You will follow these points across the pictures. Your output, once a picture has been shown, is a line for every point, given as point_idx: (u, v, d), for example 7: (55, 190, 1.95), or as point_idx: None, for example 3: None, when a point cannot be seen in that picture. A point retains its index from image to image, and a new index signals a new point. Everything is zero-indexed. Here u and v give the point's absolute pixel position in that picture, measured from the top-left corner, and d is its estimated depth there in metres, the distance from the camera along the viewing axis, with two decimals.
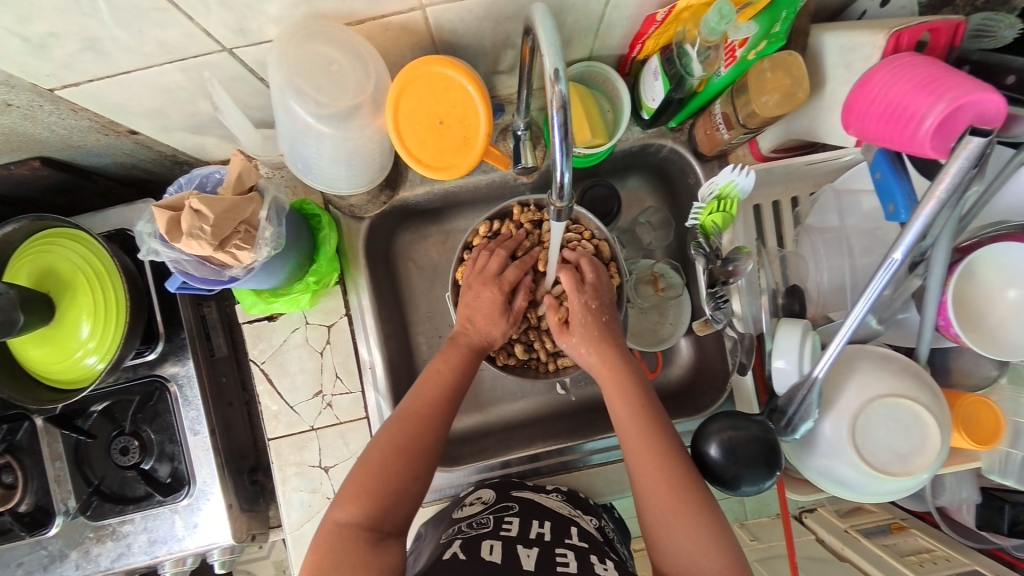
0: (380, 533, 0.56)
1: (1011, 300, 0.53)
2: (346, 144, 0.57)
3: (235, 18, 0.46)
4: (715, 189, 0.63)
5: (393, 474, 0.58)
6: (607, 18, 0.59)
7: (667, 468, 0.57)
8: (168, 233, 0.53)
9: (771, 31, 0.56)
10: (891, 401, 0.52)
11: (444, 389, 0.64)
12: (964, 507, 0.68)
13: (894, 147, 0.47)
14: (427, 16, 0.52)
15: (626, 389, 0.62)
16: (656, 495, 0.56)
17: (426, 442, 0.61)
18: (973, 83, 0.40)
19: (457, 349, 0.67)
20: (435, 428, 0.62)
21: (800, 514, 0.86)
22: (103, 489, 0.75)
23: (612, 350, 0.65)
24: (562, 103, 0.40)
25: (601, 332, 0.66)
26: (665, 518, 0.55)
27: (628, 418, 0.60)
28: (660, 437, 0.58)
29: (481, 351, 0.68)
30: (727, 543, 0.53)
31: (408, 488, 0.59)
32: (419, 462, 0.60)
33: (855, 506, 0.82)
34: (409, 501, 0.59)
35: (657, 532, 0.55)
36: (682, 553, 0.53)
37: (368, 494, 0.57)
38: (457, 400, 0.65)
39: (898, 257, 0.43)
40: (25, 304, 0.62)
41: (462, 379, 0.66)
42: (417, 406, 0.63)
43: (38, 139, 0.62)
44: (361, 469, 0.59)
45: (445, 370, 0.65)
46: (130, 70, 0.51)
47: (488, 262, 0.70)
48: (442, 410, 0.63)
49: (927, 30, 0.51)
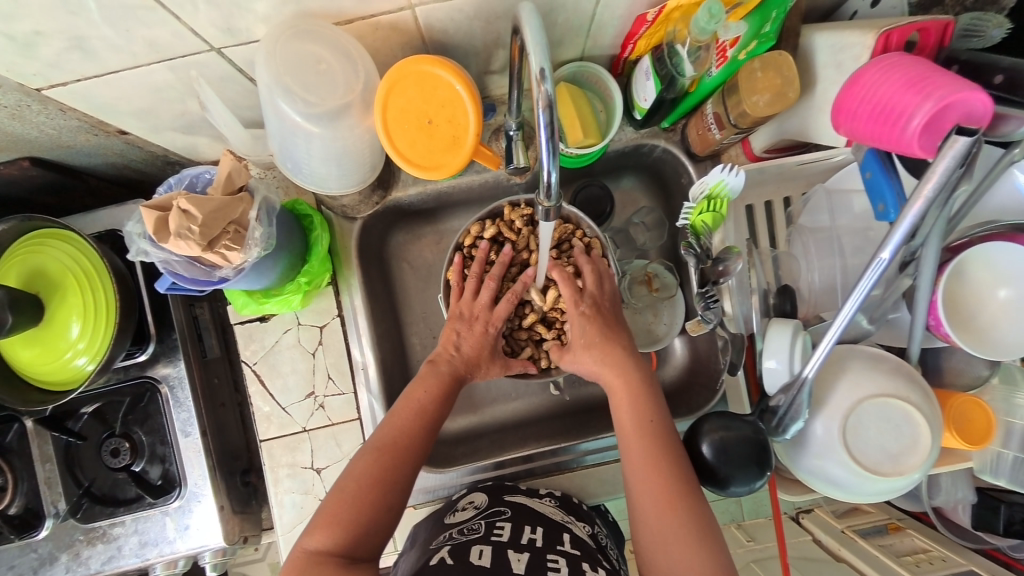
0: (351, 558, 0.55)
1: (1002, 300, 0.53)
2: (336, 144, 0.56)
3: (222, 17, 0.46)
4: (705, 189, 0.63)
5: (366, 503, 0.57)
6: (598, 18, 0.59)
7: (662, 466, 0.56)
8: (157, 234, 0.53)
9: (761, 31, 0.56)
10: (882, 401, 0.52)
11: (420, 418, 0.63)
12: (959, 507, 0.68)
13: (883, 146, 0.47)
14: (417, 16, 0.52)
15: (632, 388, 0.62)
16: (646, 491, 0.55)
17: (402, 471, 0.60)
18: (961, 82, 0.40)
19: (435, 375, 0.67)
20: (413, 457, 0.61)
21: (796, 515, 0.86)
22: (93, 491, 0.74)
23: (620, 353, 0.65)
24: (548, 103, 0.40)
25: (604, 330, 0.66)
26: (652, 515, 0.54)
27: (631, 416, 0.60)
28: (661, 436, 0.58)
29: (461, 379, 0.68)
30: (714, 551, 0.52)
31: (380, 518, 0.57)
32: (393, 492, 0.59)
33: (852, 507, 0.83)
34: (381, 530, 0.57)
35: (643, 530, 0.55)
36: (666, 553, 0.53)
37: (340, 522, 0.56)
38: (434, 428, 0.64)
39: (886, 256, 0.42)
40: (14, 305, 0.61)
41: (441, 407, 0.65)
42: (394, 435, 0.62)
43: (27, 138, 0.61)
44: (335, 494, 0.58)
45: (424, 399, 0.64)
46: (118, 69, 0.51)
47: (478, 291, 0.71)
48: (419, 438, 0.62)
49: (916, 29, 0.51)
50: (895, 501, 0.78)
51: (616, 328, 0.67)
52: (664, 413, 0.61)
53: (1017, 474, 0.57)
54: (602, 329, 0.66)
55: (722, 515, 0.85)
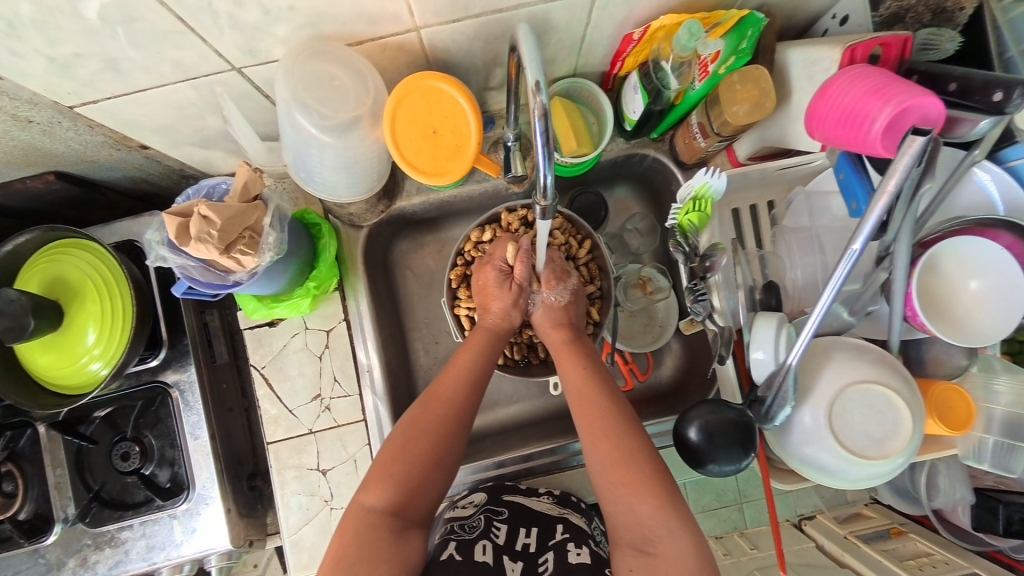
0: (404, 520, 0.57)
1: (974, 290, 0.57)
2: (347, 153, 0.61)
3: (245, 39, 0.51)
4: (691, 190, 0.66)
5: (418, 457, 0.59)
6: (589, 37, 0.64)
7: (606, 421, 0.60)
8: (178, 238, 0.57)
9: (739, 48, 0.61)
10: (865, 387, 0.55)
11: (469, 377, 0.65)
12: (958, 508, 0.69)
13: (853, 148, 0.51)
14: (422, 37, 0.57)
15: (577, 357, 0.66)
16: (598, 449, 0.59)
17: (454, 430, 0.61)
18: (916, 88, 0.45)
19: (480, 333, 0.70)
20: (463, 416, 0.63)
21: (800, 523, 0.87)
22: (103, 495, 0.76)
23: (567, 328, 0.70)
24: (543, 111, 0.44)
25: (561, 311, 0.71)
26: (605, 469, 0.58)
27: (575, 383, 0.64)
28: (602, 390, 0.63)
29: (502, 335, 0.71)
30: (662, 492, 0.56)
31: (431, 478, 0.59)
32: (448, 449, 0.60)
33: (855, 513, 0.86)
34: (430, 492, 0.59)
35: (601, 487, 0.59)
36: (621, 501, 0.56)
37: (392, 478, 0.58)
38: (481, 387, 0.65)
39: (857, 247, 0.46)
40: (36, 310, 0.64)
41: (486, 365, 0.67)
42: (444, 391, 0.63)
43: (55, 153, 0.65)
44: (385, 453, 0.59)
45: (470, 358, 0.66)
46: (146, 88, 0.55)
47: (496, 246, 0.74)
48: (467, 397, 0.63)
49: (879, 44, 0.56)
50: (896, 506, 0.80)
51: (570, 306, 0.72)
52: (608, 379, 0.65)
53: (999, 458, 0.59)
54: (553, 314, 0.71)
55: (725, 523, 0.87)
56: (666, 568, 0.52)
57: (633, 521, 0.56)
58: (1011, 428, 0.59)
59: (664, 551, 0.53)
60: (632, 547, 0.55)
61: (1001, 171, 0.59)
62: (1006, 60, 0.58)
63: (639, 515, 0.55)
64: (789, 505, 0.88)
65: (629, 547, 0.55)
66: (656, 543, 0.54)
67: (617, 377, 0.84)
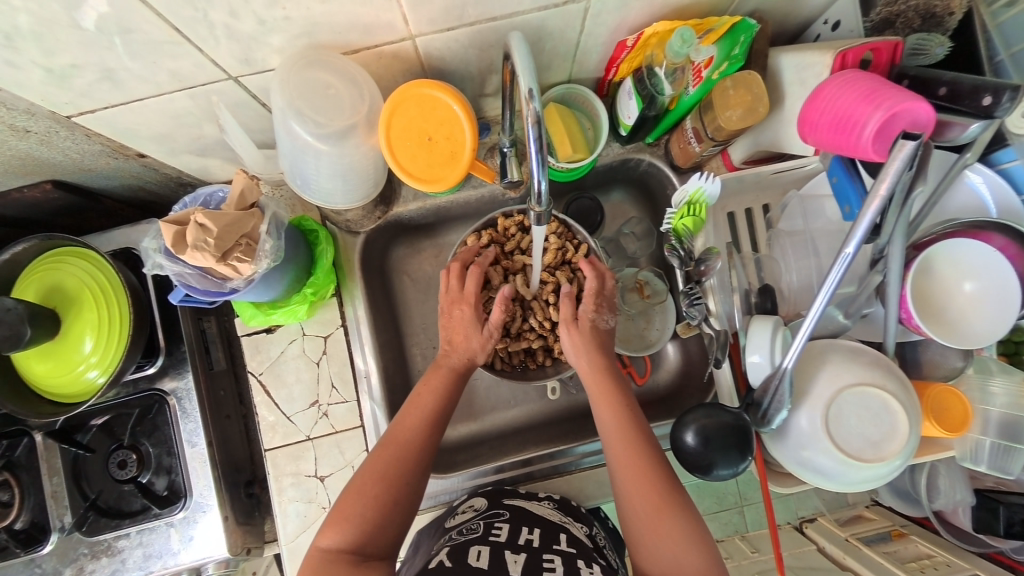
0: (364, 555, 0.56)
1: (968, 292, 0.57)
2: (343, 161, 0.61)
3: (241, 49, 0.51)
4: (685, 196, 0.67)
5: (376, 498, 0.58)
6: (583, 44, 0.64)
7: (647, 467, 0.59)
8: (174, 245, 0.57)
9: (732, 53, 0.61)
10: (860, 390, 0.55)
11: (427, 416, 0.65)
12: (959, 510, 0.69)
13: (845, 153, 0.51)
14: (417, 45, 0.57)
15: (613, 398, 0.64)
16: (637, 494, 0.58)
17: (410, 468, 0.61)
18: (905, 93, 0.45)
19: (439, 373, 0.68)
20: (421, 455, 0.62)
21: (800, 525, 0.88)
22: (99, 503, 0.75)
23: (604, 355, 0.68)
24: (537, 118, 0.44)
25: (594, 338, 0.69)
26: (646, 518, 0.57)
27: (613, 425, 0.62)
28: (643, 437, 0.61)
29: (464, 372, 0.70)
30: (702, 544, 0.54)
31: (391, 517, 0.58)
32: (402, 488, 0.60)
33: (856, 516, 0.85)
34: (392, 529, 0.58)
35: (637, 532, 0.57)
36: (662, 549, 0.55)
37: (351, 518, 0.57)
38: (440, 426, 0.65)
39: (851, 250, 0.46)
40: (32, 319, 0.64)
41: (447, 404, 0.66)
42: (401, 432, 0.63)
43: (51, 162, 0.66)
44: (346, 493, 0.59)
45: (428, 397, 0.66)
46: (142, 97, 0.55)
47: (449, 279, 0.73)
48: (426, 437, 0.63)
49: (869, 49, 0.56)
50: (898, 508, 0.80)
51: (604, 334, 0.71)
52: (646, 423, 0.63)
53: (996, 460, 0.59)
54: (594, 341, 0.69)
55: (727, 526, 0.87)
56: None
57: (673, 573, 0.54)
58: (1007, 429, 0.59)
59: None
60: None
61: (992, 174, 0.60)
62: (995, 64, 0.59)
63: (680, 567, 0.53)
64: (789, 508, 0.88)
65: None
66: None
67: None
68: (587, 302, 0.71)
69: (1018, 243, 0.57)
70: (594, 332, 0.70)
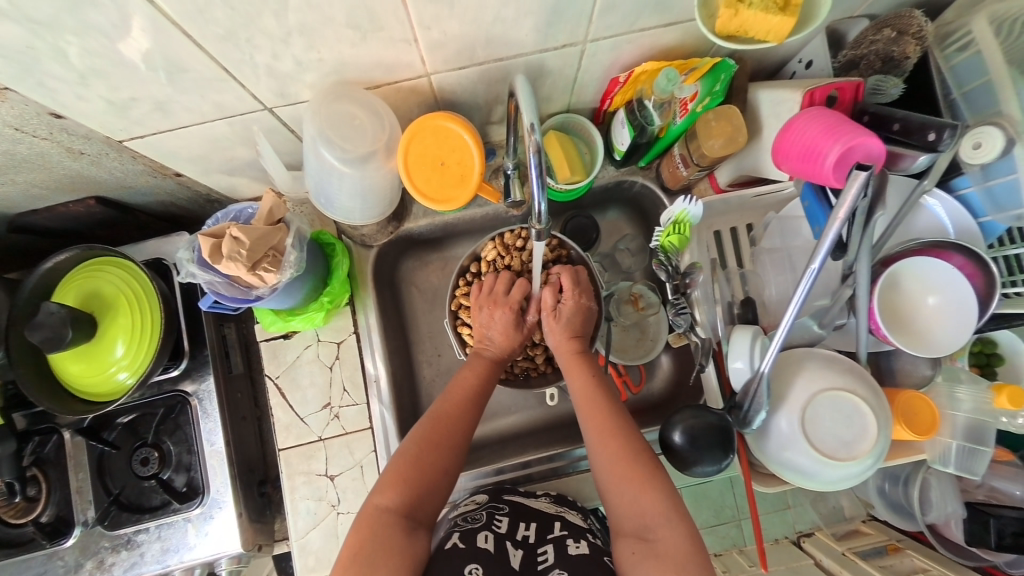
0: (414, 521, 0.61)
1: (932, 306, 0.63)
2: (364, 182, 0.68)
3: (278, 85, 0.58)
4: (672, 216, 0.72)
5: (428, 464, 0.64)
6: (580, 79, 0.72)
7: (609, 421, 0.65)
8: (210, 256, 0.63)
9: (714, 89, 0.68)
10: (833, 394, 0.60)
11: (472, 394, 0.71)
12: (952, 522, 0.73)
13: (813, 179, 0.57)
14: (432, 81, 0.64)
15: (584, 367, 0.72)
16: (603, 446, 0.64)
17: (456, 438, 0.67)
18: (861, 130, 0.52)
19: (481, 362, 0.76)
20: (465, 427, 0.68)
21: (799, 539, 0.90)
22: (121, 499, 0.80)
23: (578, 340, 0.75)
24: (537, 148, 0.51)
25: (576, 321, 0.76)
26: (609, 466, 0.62)
27: (581, 392, 0.69)
28: (608, 398, 0.68)
29: (499, 364, 0.77)
30: (663, 486, 0.60)
31: (438, 482, 0.64)
32: (448, 455, 0.65)
33: (853, 530, 0.88)
34: (437, 494, 0.64)
35: (605, 482, 0.62)
36: (625, 493, 0.60)
37: (405, 482, 0.62)
38: (482, 404, 0.72)
39: (817, 266, 0.51)
40: (73, 322, 0.69)
41: (486, 384, 0.73)
42: (450, 406, 0.69)
43: (97, 180, 0.72)
44: (398, 460, 0.64)
45: (472, 378, 0.73)
46: (187, 125, 0.62)
47: (496, 285, 0.80)
48: (470, 411, 0.70)
49: (835, 88, 0.63)
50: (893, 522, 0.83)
51: (584, 320, 0.76)
52: (610, 390, 0.70)
53: (962, 462, 0.64)
54: (572, 326, 0.75)
55: (724, 540, 0.90)
56: (665, 554, 0.55)
57: (636, 514, 0.59)
58: (972, 432, 0.64)
59: (663, 539, 0.56)
60: (635, 537, 0.58)
61: (950, 199, 0.66)
62: (950, 101, 0.66)
63: (641, 506, 0.59)
64: (788, 521, 0.90)
65: (630, 536, 0.58)
66: (656, 530, 0.57)
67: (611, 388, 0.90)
68: (569, 296, 0.76)
69: (974, 262, 0.62)
70: (581, 316, 0.76)
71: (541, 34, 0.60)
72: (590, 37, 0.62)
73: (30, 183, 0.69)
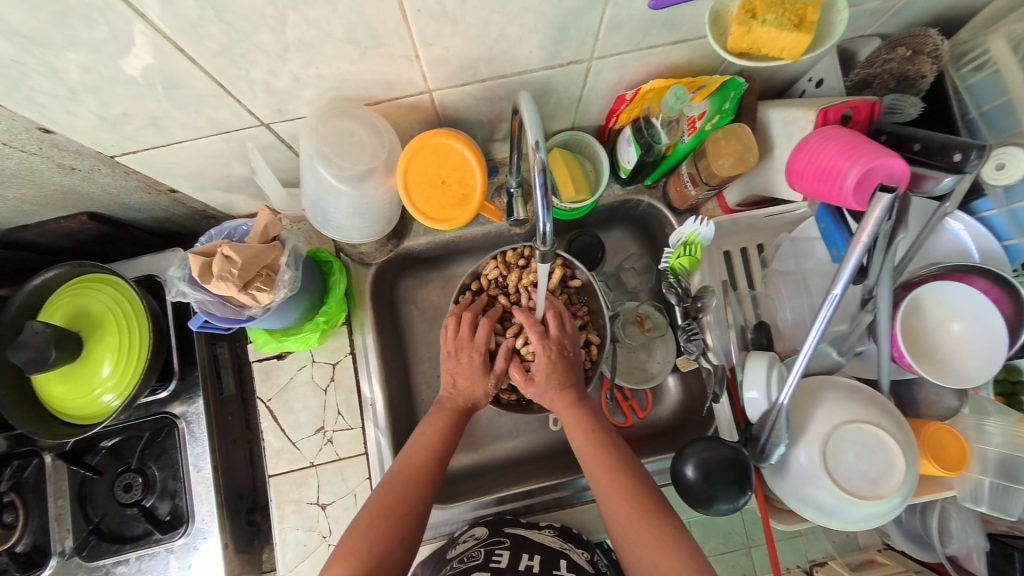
0: None
1: (957, 332, 0.60)
2: (362, 201, 0.66)
3: (275, 101, 0.57)
4: (682, 237, 0.69)
5: (381, 533, 0.60)
6: (585, 97, 0.70)
7: (613, 476, 0.63)
8: (201, 276, 0.60)
9: (723, 107, 0.66)
10: (856, 427, 0.56)
11: (430, 452, 0.68)
12: (973, 555, 0.68)
13: (830, 201, 0.55)
14: (434, 98, 0.62)
15: (582, 422, 0.68)
16: (615, 505, 0.61)
17: (413, 504, 0.63)
18: (881, 150, 0.49)
19: (443, 413, 0.72)
20: (423, 492, 0.65)
21: (811, 569, 0.81)
22: (102, 527, 0.76)
23: (571, 392, 0.71)
24: (542, 167, 0.48)
25: (560, 372, 0.71)
26: (626, 526, 0.60)
27: (584, 447, 0.66)
28: (615, 453, 0.65)
29: (466, 412, 0.73)
30: (683, 547, 0.57)
31: (394, 551, 0.60)
32: (405, 524, 0.62)
33: (867, 559, 0.79)
34: (395, 566, 0.59)
35: (622, 543, 0.60)
36: (645, 556, 0.57)
37: (357, 554, 0.58)
38: (443, 462, 0.68)
39: (838, 291, 0.48)
40: (58, 342, 0.66)
41: (449, 441, 0.70)
42: (405, 466, 0.67)
43: (90, 196, 0.71)
44: (353, 529, 0.61)
45: (432, 435, 0.70)
46: (182, 140, 0.60)
47: (461, 328, 0.76)
48: (429, 471, 0.67)
49: (849, 107, 0.61)
50: (910, 550, 0.76)
51: (564, 369, 0.72)
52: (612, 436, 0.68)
53: (996, 500, 0.60)
54: (558, 379, 0.71)
55: (733, 569, 0.83)
56: None
57: None
58: (1004, 468, 0.60)
59: None
60: None
61: (971, 221, 0.63)
62: (968, 121, 0.64)
63: (663, 573, 0.55)
64: (798, 550, 0.82)
65: None
66: None
67: (616, 413, 0.86)
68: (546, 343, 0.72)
69: (1001, 286, 0.60)
70: (559, 369, 0.72)
71: (546, 52, 0.58)
72: (596, 54, 0.60)
73: (21, 198, 0.67)
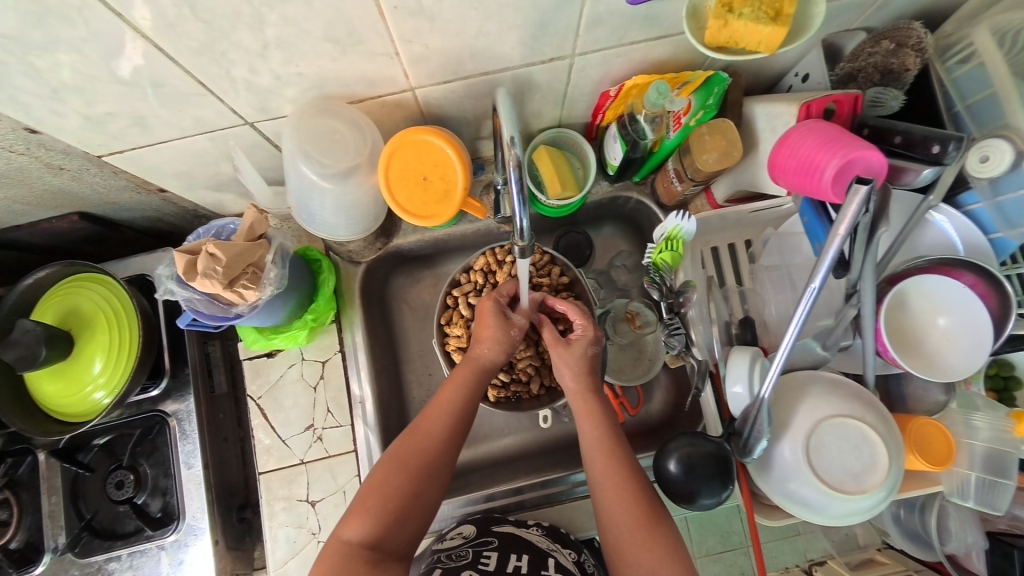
0: (381, 553, 0.57)
1: (943, 327, 0.59)
2: (346, 198, 0.66)
3: (258, 99, 0.57)
4: (665, 232, 0.70)
5: (395, 492, 0.60)
6: (570, 94, 0.70)
7: (623, 483, 0.61)
8: (186, 274, 0.61)
9: (707, 103, 0.66)
10: (839, 421, 0.56)
11: (453, 409, 0.66)
12: (972, 554, 0.67)
13: (812, 195, 0.55)
14: (417, 95, 0.63)
15: (597, 416, 0.66)
16: (614, 506, 0.60)
17: (431, 465, 0.62)
18: (860, 143, 0.50)
19: (467, 369, 0.69)
20: (443, 452, 0.63)
21: (810, 568, 0.79)
22: (94, 524, 0.77)
23: (590, 379, 0.69)
24: (518, 163, 0.49)
25: (590, 359, 0.70)
26: (627, 529, 0.58)
27: (596, 443, 0.64)
28: (622, 454, 0.63)
29: (489, 370, 0.70)
30: (677, 553, 0.57)
31: (411, 513, 0.60)
32: (423, 486, 0.61)
33: (867, 558, 0.78)
34: (409, 527, 0.60)
35: (616, 547, 0.59)
36: (640, 559, 0.57)
37: (370, 512, 0.59)
38: (466, 422, 0.66)
39: (816, 284, 0.48)
40: (49, 340, 0.67)
41: (473, 399, 0.67)
42: (425, 425, 0.65)
43: (80, 197, 0.71)
44: (367, 486, 0.61)
45: (456, 392, 0.67)
46: (167, 139, 0.61)
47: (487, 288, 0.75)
48: (451, 430, 0.65)
49: (831, 101, 0.61)
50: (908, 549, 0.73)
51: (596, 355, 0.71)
52: (625, 442, 0.65)
53: (982, 495, 0.60)
54: (584, 362, 0.69)
55: (730, 568, 0.82)
56: None
57: None
58: (991, 463, 0.59)
59: None
60: None
61: (957, 214, 0.63)
62: (954, 114, 0.64)
63: None
64: (797, 549, 0.80)
65: None
66: None
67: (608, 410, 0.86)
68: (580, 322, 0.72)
69: (986, 280, 0.59)
70: (591, 354, 0.70)
71: (528, 48, 0.58)
72: (578, 50, 0.60)
73: (12, 199, 0.68)
